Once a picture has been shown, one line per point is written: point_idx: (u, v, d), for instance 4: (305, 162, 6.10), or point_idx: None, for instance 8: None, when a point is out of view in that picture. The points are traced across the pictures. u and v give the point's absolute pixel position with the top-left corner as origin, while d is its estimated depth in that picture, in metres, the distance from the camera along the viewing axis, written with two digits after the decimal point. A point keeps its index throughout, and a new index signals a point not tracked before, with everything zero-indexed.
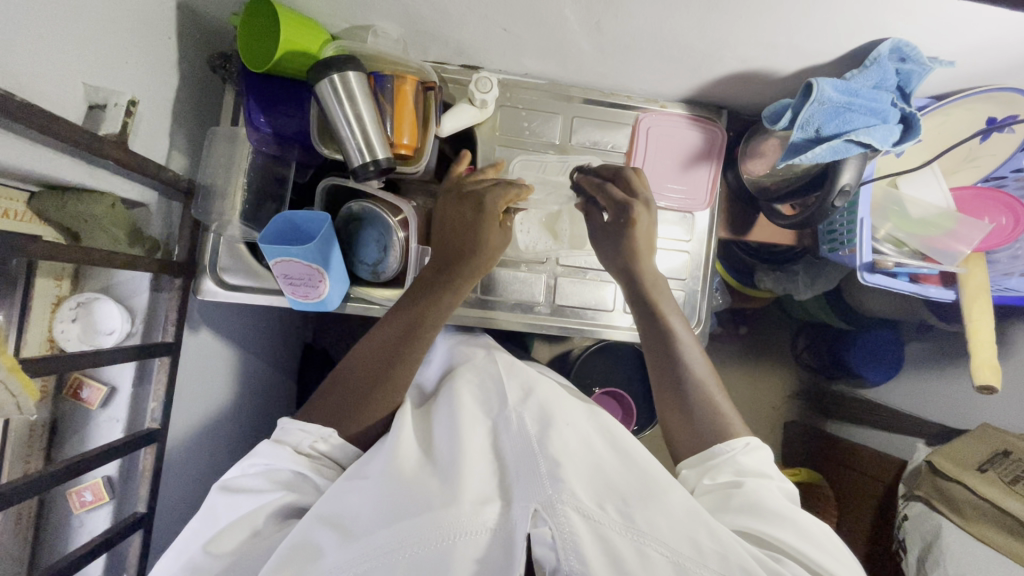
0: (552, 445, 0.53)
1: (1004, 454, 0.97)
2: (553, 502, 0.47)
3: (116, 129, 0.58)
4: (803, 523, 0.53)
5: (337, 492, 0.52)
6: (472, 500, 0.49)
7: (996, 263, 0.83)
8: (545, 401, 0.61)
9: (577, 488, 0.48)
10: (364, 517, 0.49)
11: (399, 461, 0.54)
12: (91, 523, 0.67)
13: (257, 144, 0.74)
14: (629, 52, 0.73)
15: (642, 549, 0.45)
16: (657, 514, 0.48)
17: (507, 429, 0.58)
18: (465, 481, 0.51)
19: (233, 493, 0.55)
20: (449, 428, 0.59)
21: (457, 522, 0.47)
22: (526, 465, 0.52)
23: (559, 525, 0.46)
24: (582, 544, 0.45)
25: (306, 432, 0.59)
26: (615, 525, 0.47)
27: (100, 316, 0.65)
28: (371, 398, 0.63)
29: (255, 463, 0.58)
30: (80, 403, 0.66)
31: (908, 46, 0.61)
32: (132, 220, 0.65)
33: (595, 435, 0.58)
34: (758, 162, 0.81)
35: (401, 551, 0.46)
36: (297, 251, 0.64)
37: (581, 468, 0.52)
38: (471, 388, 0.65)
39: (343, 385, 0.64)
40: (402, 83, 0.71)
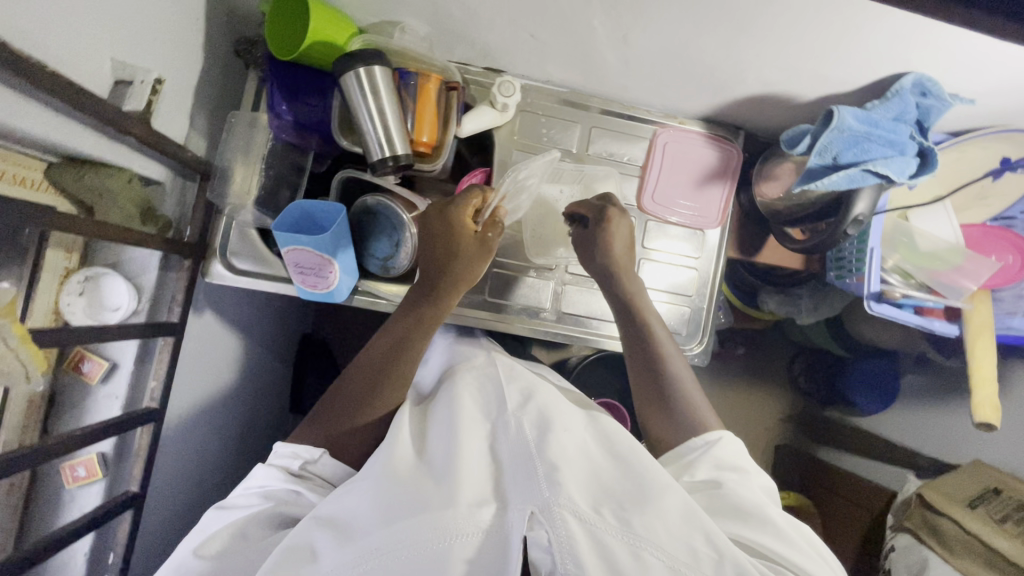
0: (551, 450, 0.51)
1: (994, 492, 0.98)
2: (550, 505, 0.46)
3: (140, 107, 0.59)
4: (782, 524, 0.53)
5: (337, 495, 0.53)
6: (469, 501, 0.48)
7: (1001, 302, 0.82)
8: (544, 406, 0.58)
9: (574, 491, 0.48)
10: (361, 516, 0.49)
11: (396, 461, 0.54)
12: (81, 499, 0.66)
13: (277, 131, 0.74)
14: (653, 67, 0.74)
15: (638, 554, 0.45)
16: (654, 519, 0.47)
17: (504, 431, 0.56)
18: (462, 483, 0.50)
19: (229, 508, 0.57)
20: (446, 429, 0.57)
21: (452, 525, 0.47)
22: (523, 469, 0.50)
23: (555, 529, 0.45)
24: (579, 550, 0.45)
25: (296, 455, 0.60)
26: (611, 528, 0.46)
27: (107, 292, 0.65)
28: (361, 409, 0.64)
29: (252, 485, 0.59)
30: (79, 377, 0.65)
31: (931, 80, 0.62)
32: (147, 198, 0.65)
33: (591, 439, 0.56)
34: (772, 185, 0.82)
35: (396, 553, 0.46)
36: (310, 241, 0.64)
37: (579, 473, 0.50)
38: (470, 391, 0.63)
39: (339, 395, 0.66)
40: (426, 81, 0.71)
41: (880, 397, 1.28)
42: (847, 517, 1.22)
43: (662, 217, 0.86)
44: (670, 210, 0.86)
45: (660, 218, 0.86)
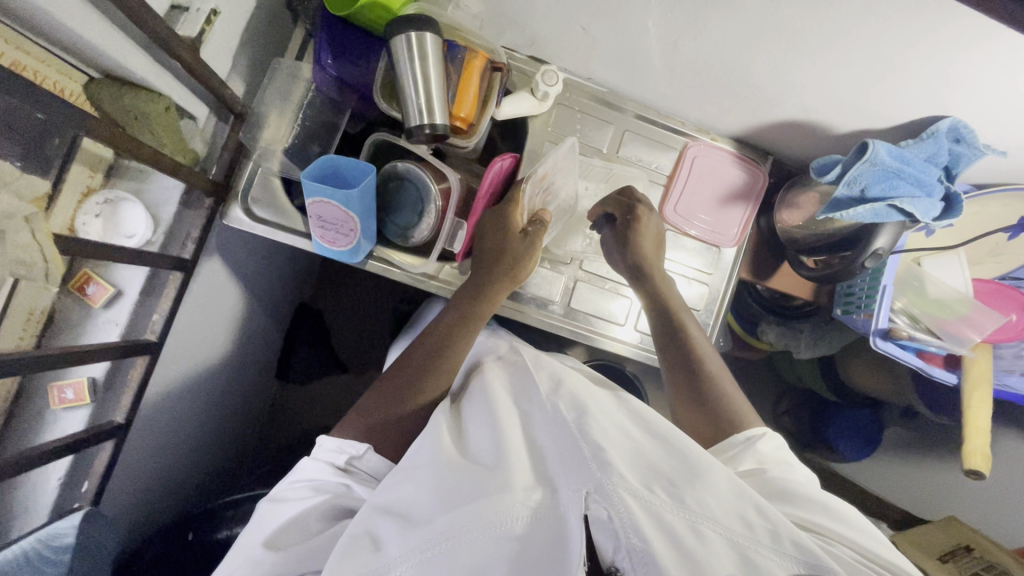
0: (592, 431, 0.51)
1: (966, 549, 0.99)
2: (603, 485, 0.46)
3: (194, 33, 0.57)
4: (831, 505, 0.53)
5: (390, 484, 0.53)
6: (523, 485, 0.49)
7: (1000, 358, 0.84)
8: (575, 391, 0.59)
9: (625, 469, 0.47)
10: (421, 502, 0.50)
11: (445, 449, 0.55)
12: (65, 422, 0.65)
13: (317, 82, 0.74)
14: (697, 78, 0.75)
15: (696, 529, 0.44)
16: (706, 494, 0.46)
17: (541, 418, 0.57)
18: (515, 469, 0.50)
19: (284, 502, 0.57)
20: (487, 420, 0.58)
21: (509, 509, 0.47)
22: (570, 453, 0.50)
23: (613, 505, 0.45)
24: (640, 524, 0.44)
25: (343, 450, 0.60)
26: (666, 504, 0.45)
27: (124, 218, 0.65)
28: (404, 400, 0.64)
29: (300, 477, 0.59)
30: (82, 298, 0.65)
31: (966, 127, 0.63)
32: (181, 128, 0.65)
33: (628, 422, 0.56)
34: (793, 213, 0.83)
35: (460, 538, 0.46)
36: (335, 194, 0.63)
37: (625, 452, 0.50)
38: (503, 385, 0.65)
39: (383, 387, 0.66)
40: (473, 57, 0.72)
41: (864, 444, 1.29)
42: None
43: (683, 229, 0.87)
44: (691, 224, 0.87)
45: (681, 230, 0.87)
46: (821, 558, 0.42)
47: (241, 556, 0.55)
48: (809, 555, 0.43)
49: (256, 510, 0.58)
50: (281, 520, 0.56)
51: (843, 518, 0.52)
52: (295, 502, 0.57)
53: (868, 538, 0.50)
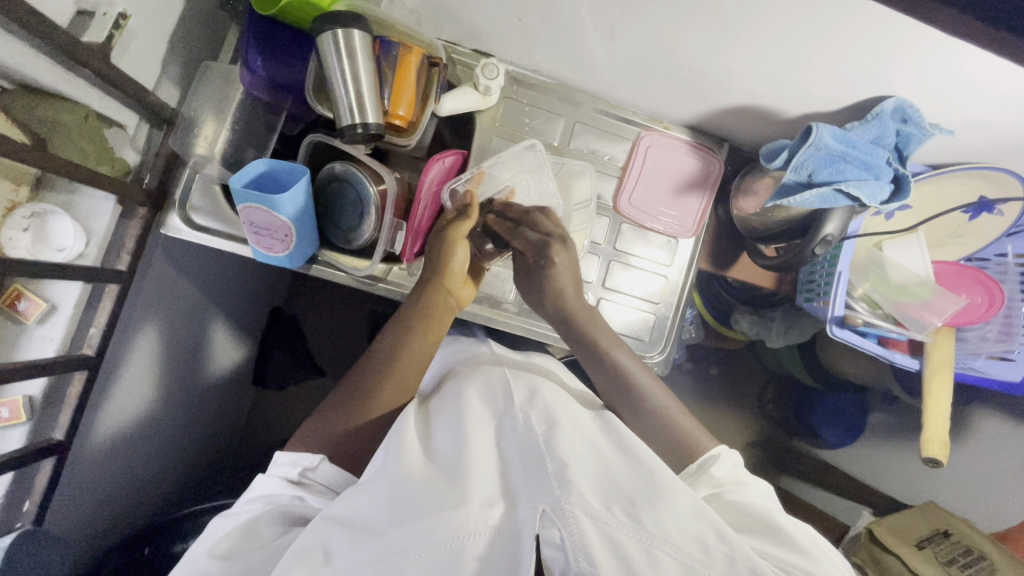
0: (559, 447, 0.50)
1: (943, 534, 0.97)
2: (561, 504, 0.45)
3: (101, 39, 0.57)
4: (794, 534, 0.52)
5: (349, 494, 0.52)
6: (480, 501, 0.47)
7: (965, 341, 0.82)
8: (549, 402, 0.58)
9: (585, 488, 0.46)
10: (374, 516, 0.48)
11: (407, 459, 0.53)
12: (2, 441, 0.64)
13: (249, 87, 0.72)
14: (640, 65, 0.73)
15: (650, 552, 0.43)
16: (666, 516, 0.46)
17: (510, 429, 0.56)
18: (473, 485, 0.48)
19: (234, 514, 0.57)
20: (455, 428, 0.56)
21: (463, 525, 0.45)
22: (533, 466, 0.49)
23: (567, 526, 0.44)
24: (591, 546, 0.43)
25: (295, 463, 0.59)
26: (622, 526, 0.44)
27: (53, 231, 0.63)
28: (367, 408, 0.63)
29: (253, 493, 0.59)
30: (13, 315, 0.63)
31: (911, 107, 0.61)
32: (104, 137, 0.63)
33: (600, 436, 0.57)
34: (749, 200, 0.80)
35: (410, 553, 0.44)
36: (266, 199, 0.62)
37: (589, 469, 0.50)
38: (477, 392, 0.62)
39: (339, 402, 0.64)
40: (407, 53, 0.70)
41: (845, 431, 1.27)
42: None
43: (640, 221, 0.85)
44: (646, 215, 0.85)
45: (637, 223, 0.86)
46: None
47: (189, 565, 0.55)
48: None
49: (206, 524, 0.57)
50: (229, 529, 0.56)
51: (805, 550, 0.50)
52: (244, 513, 0.57)
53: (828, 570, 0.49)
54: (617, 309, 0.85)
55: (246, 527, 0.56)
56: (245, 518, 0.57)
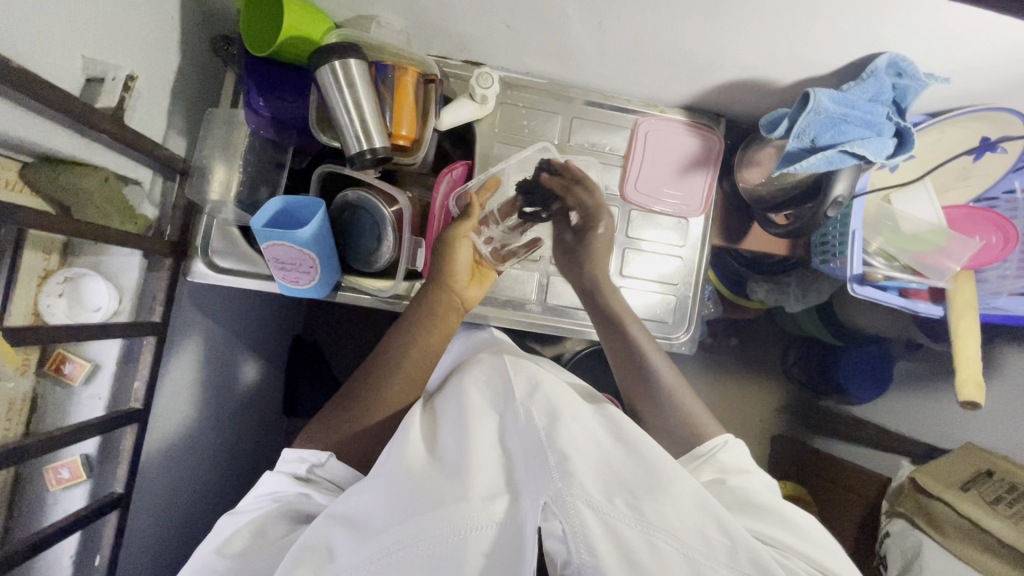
0: (561, 439, 0.51)
1: (987, 474, 0.97)
2: (563, 495, 0.47)
3: (113, 103, 0.59)
4: (793, 517, 0.54)
5: (352, 492, 0.53)
6: (482, 495, 0.49)
7: (985, 281, 0.83)
8: (553, 394, 0.58)
9: (587, 480, 0.48)
10: (376, 514, 0.50)
11: (409, 457, 0.54)
12: (66, 501, 0.66)
13: (255, 128, 0.74)
14: (630, 54, 0.74)
15: (651, 542, 0.46)
16: (666, 505, 0.47)
17: (513, 422, 0.56)
18: (474, 478, 0.50)
19: (240, 514, 0.59)
20: (457, 425, 0.57)
21: (467, 518, 0.47)
22: (535, 458, 0.50)
23: (569, 518, 0.46)
24: (592, 538, 0.45)
25: (303, 460, 0.61)
26: (624, 517, 0.46)
27: (87, 293, 0.65)
28: (374, 408, 0.64)
29: (260, 494, 0.60)
30: (60, 379, 0.65)
31: (904, 60, 0.62)
32: (125, 198, 0.65)
33: (601, 429, 0.56)
34: (754, 170, 0.82)
35: (414, 549, 0.46)
36: (286, 236, 0.63)
37: (590, 462, 0.51)
38: (479, 386, 0.63)
39: (347, 405, 0.65)
40: (402, 74, 0.71)
41: (872, 385, 1.27)
42: (842, 504, 1.21)
43: (648, 206, 0.87)
44: (653, 199, 0.87)
45: (646, 207, 0.87)
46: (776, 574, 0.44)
47: (196, 561, 0.55)
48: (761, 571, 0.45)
49: (214, 522, 0.58)
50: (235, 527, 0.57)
51: (803, 531, 0.52)
52: (251, 511, 0.58)
53: (825, 553, 0.52)
54: (638, 294, 0.87)
55: (253, 521, 0.57)
56: (250, 515, 0.58)
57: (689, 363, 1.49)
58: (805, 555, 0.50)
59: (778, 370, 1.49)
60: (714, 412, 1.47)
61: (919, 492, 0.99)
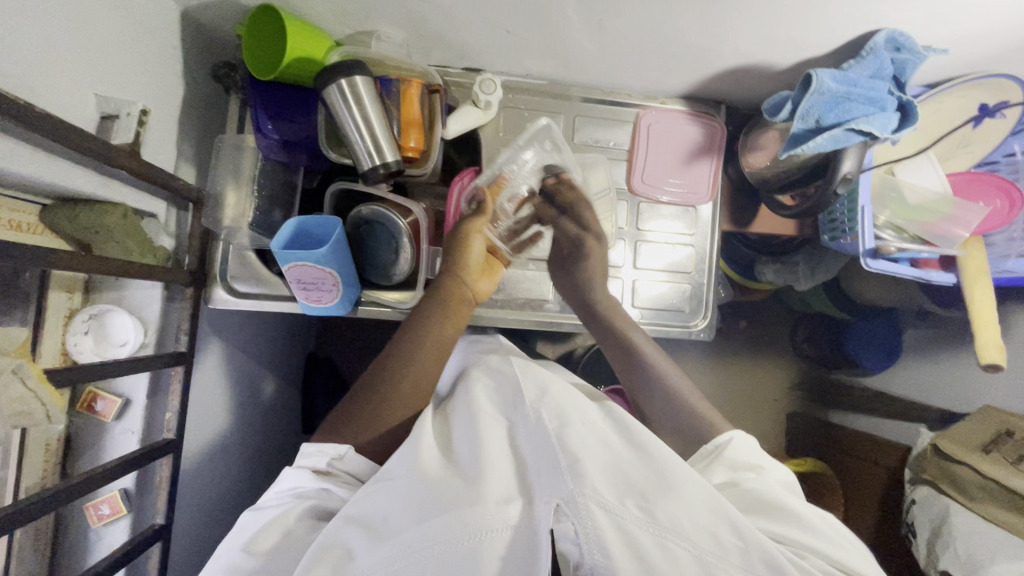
0: (571, 441, 0.52)
1: (1006, 434, 0.97)
2: (574, 496, 0.48)
3: (130, 138, 0.59)
4: (803, 512, 0.53)
5: (366, 492, 0.53)
6: (496, 498, 0.49)
7: (993, 245, 0.85)
8: (560, 398, 0.59)
9: (598, 483, 0.49)
10: (391, 515, 0.50)
11: (422, 461, 0.54)
12: (109, 537, 0.67)
13: (265, 151, 0.75)
14: (630, 49, 0.74)
15: (663, 544, 0.47)
16: (677, 508, 0.48)
17: (523, 426, 0.57)
18: (487, 482, 0.51)
19: (262, 508, 0.56)
20: (468, 429, 0.58)
21: (483, 519, 0.48)
22: (547, 462, 0.51)
23: (581, 519, 0.47)
24: (604, 538, 0.47)
25: (323, 453, 0.59)
26: (636, 519, 0.48)
27: (113, 328, 0.65)
28: (384, 412, 0.62)
29: (281, 489, 0.58)
30: (93, 416, 0.66)
31: (902, 35, 0.63)
32: (143, 231, 0.65)
33: (610, 430, 0.57)
34: (758, 154, 0.83)
35: (431, 550, 0.47)
36: (306, 255, 0.64)
37: (601, 464, 0.52)
38: (488, 391, 0.64)
39: (364, 397, 0.64)
40: (407, 87, 0.72)
41: (884, 355, 1.29)
42: (864, 476, 1.22)
43: (653, 198, 0.88)
44: (660, 190, 0.88)
45: (652, 199, 0.88)
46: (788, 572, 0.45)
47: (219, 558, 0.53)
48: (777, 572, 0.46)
49: (237, 519, 0.55)
50: (258, 523, 0.55)
51: (817, 529, 0.52)
52: (273, 508, 0.56)
53: (842, 550, 0.51)
54: (649, 285, 0.88)
55: (278, 517, 0.54)
56: (274, 511, 0.55)
57: (700, 348, 1.50)
58: (820, 552, 0.50)
59: (789, 347, 1.51)
60: (728, 395, 1.49)
61: (941, 457, 1.00)
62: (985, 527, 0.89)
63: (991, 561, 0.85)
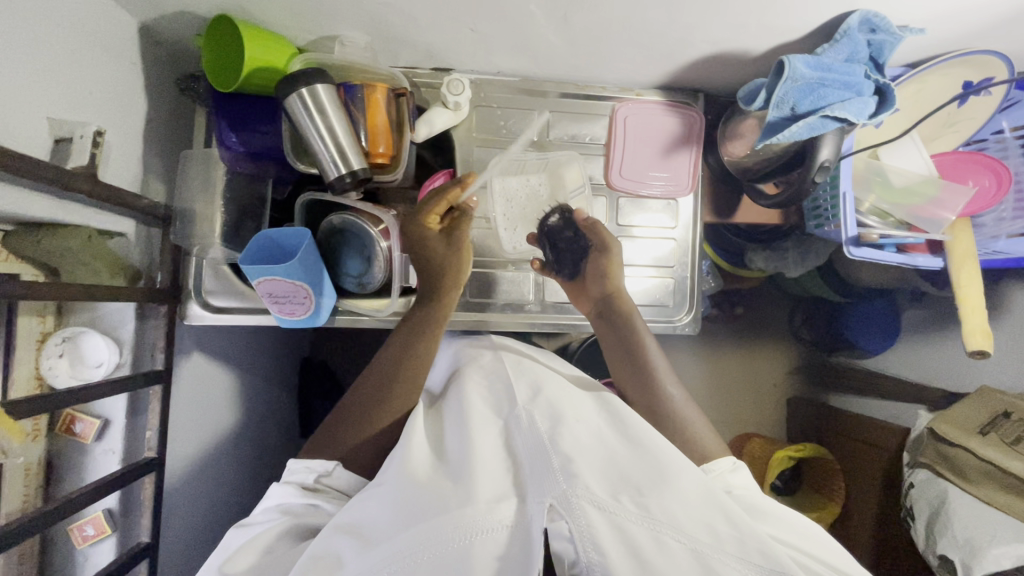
0: (563, 442, 0.52)
1: (1004, 416, 0.96)
2: (566, 496, 0.48)
3: (83, 162, 0.57)
4: (799, 519, 0.56)
5: (357, 502, 0.53)
6: (488, 498, 0.49)
7: (982, 226, 0.83)
8: (554, 398, 0.59)
9: (591, 481, 0.49)
10: (381, 521, 0.50)
11: (414, 465, 0.54)
12: (95, 556, 0.68)
13: (231, 163, 0.74)
14: (600, 42, 0.73)
15: (659, 539, 0.47)
16: (672, 502, 0.49)
17: (516, 423, 0.57)
18: (478, 482, 0.50)
19: (248, 525, 0.57)
20: (459, 428, 0.58)
21: (473, 522, 0.47)
22: (539, 461, 0.51)
23: (575, 519, 0.47)
24: (599, 538, 0.46)
25: (308, 470, 0.59)
26: (631, 516, 0.48)
27: (88, 349, 0.64)
28: (367, 433, 0.62)
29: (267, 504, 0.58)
30: (73, 438, 0.66)
31: (877, 16, 0.61)
32: (111, 252, 0.64)
33: (604, 424, 0.57)
34: (737, 144, 0.80)
35: (421, 553, 0.46)
36: (278, 269, 0.63)
37: (595, 462, 0.52)
38: (479, 387, 0.64)
39: (346, 419, 0.63)
40: (372, 92, 0.70)
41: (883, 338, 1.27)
42: (863, 461, 1.21)
43: (634, 191, 0.86)
44: (640, 184, 0.86)
45: (633, 193, 0.86)
46: (782, 563, 0.46)
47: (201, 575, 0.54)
48: (774, 563, 0.46)
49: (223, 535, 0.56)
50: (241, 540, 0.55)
51: (814, 536, 0.55)
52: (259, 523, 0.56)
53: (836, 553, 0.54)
54: (633, 281, 0.87)
55: (259, 535, 0.55)
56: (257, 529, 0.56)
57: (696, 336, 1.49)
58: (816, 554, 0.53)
59: (788, 333, 1.49)
60: (726, 382, 1.49)
61: (939, 441, 0.99)
62: (984, 511, 0.88)
63: (990, 544, 0.84)
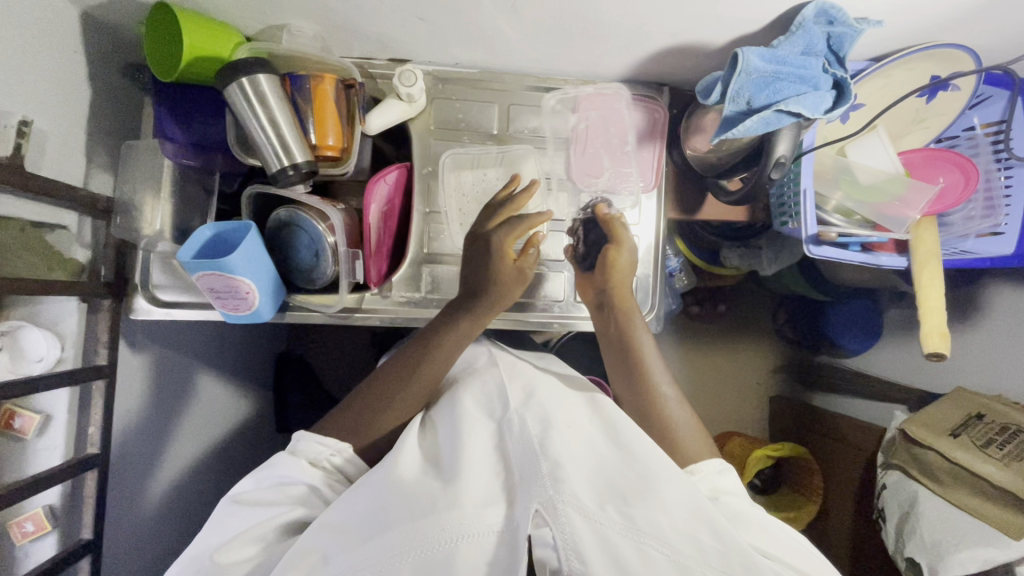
0: (552, 447, 0.52)
1: (978, 417, 0.94)
2: (553, 502, 0.46)
3: (8, 150, 0.55)
4: (784, 535, 0.56)
5: (342, 500, 0.52)
6: (475, 502, 0.48)
7: (951, 225, 0.82)
8: (545, 404, 0.60)
9: (578, 488, 0.48)
10: (363, 522, 0.49)
11: (402, 471, 0.54)
12: (37, 553, 0.66)
13: (174, 156, 0.74)
14: (555, 33, 0.71)
15: (642, 549, 0.45)
16: (659, 513, 0.48)
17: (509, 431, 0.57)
18: (467, 486, 0.50)
19: (246, 503, 0.56)
20: (454, 436, 0.58)
21: (460, 525, 0.47)
22: (528, 467, 0.51)
23: (560, 526, 0.45)
24: (583, 545, 0.45)
25: (324, 447, 0.60)
26: (616, 525, 0.46)
27: (27, 344, 0.63)
28: (377, 420, 0.64)
29: (268, 476, 0.58)
30: (10, 433, 0.63)
31: (834, 7, 0.58)
32: (49, 245, 0.63)
33: (597, 434, 0.57)
34: (701, 138, 0.79)
35: (402, 555, 0.45)
36: (216, 265, 0.62)
37: (584, 470, 0.51)
38: (473, 395, 0.64)
39: (358, 404, 0.64)
40: (319, 83, 0.69)
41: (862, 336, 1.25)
42: (841, 461, 1.20)
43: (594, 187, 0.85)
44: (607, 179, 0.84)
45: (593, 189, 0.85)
46: None
47: (195, 561, 0.53)
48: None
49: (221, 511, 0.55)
50: (243, 523, 0.54)
51: (798, 551, 0.55)
52: (262, 503, 0.55)
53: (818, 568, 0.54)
54: None
55: (265, 520, 0.54)
56: (262, 512, 0.55)
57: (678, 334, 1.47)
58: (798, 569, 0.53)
59: (771, 331, 1.48)
60: (709, 381, 1.48)
61: (911, 443, 0.97)
62: (953, 514, 0.87)
63: (956, 548, 0.83)
